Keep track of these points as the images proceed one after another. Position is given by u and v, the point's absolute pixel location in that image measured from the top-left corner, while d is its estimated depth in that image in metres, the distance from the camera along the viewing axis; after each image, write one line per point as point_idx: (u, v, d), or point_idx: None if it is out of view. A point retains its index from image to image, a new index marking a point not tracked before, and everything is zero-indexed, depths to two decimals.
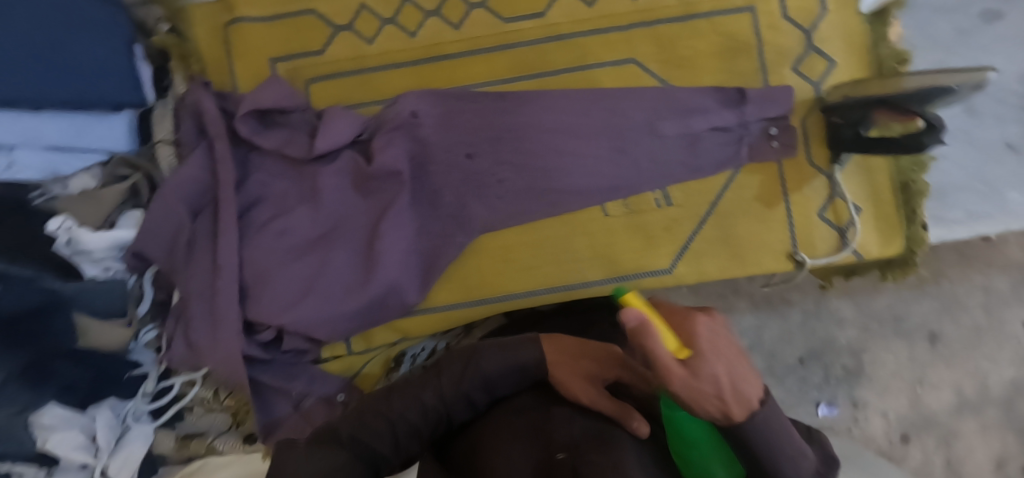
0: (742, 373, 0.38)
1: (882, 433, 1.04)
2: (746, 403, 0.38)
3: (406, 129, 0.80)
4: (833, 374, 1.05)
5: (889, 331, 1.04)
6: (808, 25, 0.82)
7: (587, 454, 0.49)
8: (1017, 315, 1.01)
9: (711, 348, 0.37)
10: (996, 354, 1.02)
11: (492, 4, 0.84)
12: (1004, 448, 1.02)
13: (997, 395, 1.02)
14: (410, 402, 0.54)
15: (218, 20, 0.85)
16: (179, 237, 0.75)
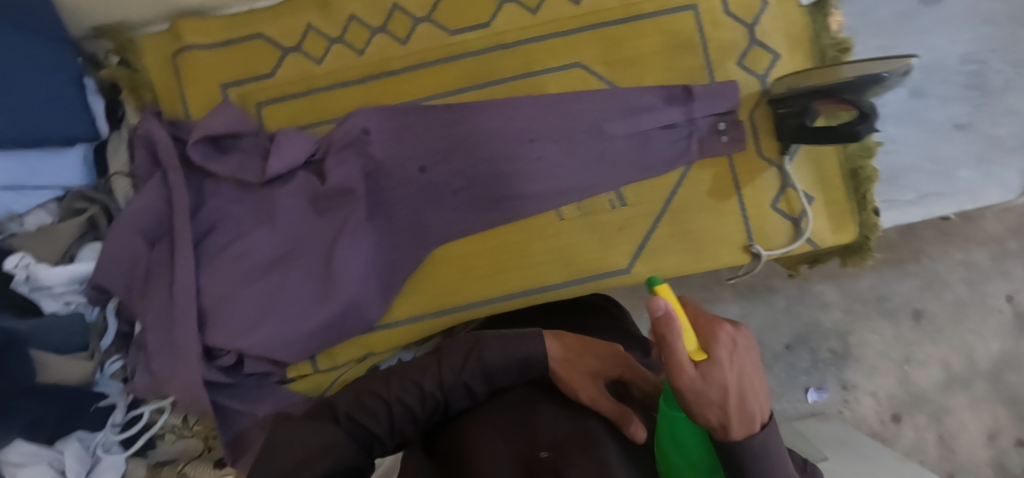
0: (750, 387, 0.42)
1: (873, 414, 1.11)
2: (747, 421, 0.42)
3: (357, 146, 0.80)
4: (821, 357, 1.12)
5: (873, 310, 1.12)
6: (750, 19, 0.83)
7: (570, 454, 0.47)
8: (999, 288, 1.10)
9: (727, 359, 0.41)
10: (981, 327, 1.11)
11: (437, 17, 0.84)
12: (994, 420, 1.10)
13: (984, 368, 1.11)
14: (409, 386, 0.54)
15: (167, 50, 0.85)
16: (136, 268, 0.76)
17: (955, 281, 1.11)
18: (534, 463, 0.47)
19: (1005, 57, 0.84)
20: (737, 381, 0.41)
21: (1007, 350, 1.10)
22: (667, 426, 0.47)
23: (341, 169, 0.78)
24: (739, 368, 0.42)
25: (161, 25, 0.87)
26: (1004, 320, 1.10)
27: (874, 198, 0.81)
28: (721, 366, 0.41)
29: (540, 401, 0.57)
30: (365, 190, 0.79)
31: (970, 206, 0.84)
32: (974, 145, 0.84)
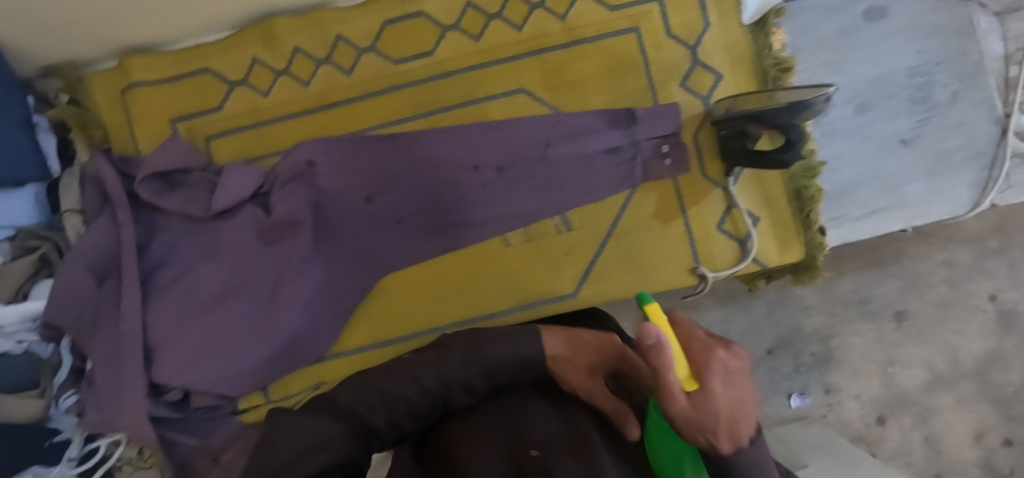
0: (742, 410, 0.40)
1: (858, 417, 1.02)
2: (736, 438, 0.39)
3: (303, 178, 0.80)
4: (803, 361, 1.03)
5: (853, 313, 1.02)
6: (692, 41, 0.84)
7: (563, 455, 0.45)
8: (982, 288, 0.99)
9: (719, 383, 0.39)
10: (965, 327, 1.01)
11: (380, 47, 0.85)
12: (982, 420, 1.00)
13: (970, 367, 1.01)
14: (409, 381, 0.52)
15: (115, 87, 0.86)
16: (85, 306, 0.77)
17: (937, 281, 1.01)
18: (525, 463, 0.45)
19: (952, 69, 0.84)
20: (728, 404, 0.39)
21: (991, 349, 1.00)
22: (655, 429, 0.46)
23: (285, 201, 0.79)
24: (734, 393, 0.40)
25: (110, 61, 0.87)
26: (986, 320, 1.00)
27: (819, 217, 0.81)
28: (714, 392, 0.39)
29: (532, 399, 0.55)
30: (311, 222, 0.79)
31: (919, 221, 0.84)
32: (921, 160, 0.83)
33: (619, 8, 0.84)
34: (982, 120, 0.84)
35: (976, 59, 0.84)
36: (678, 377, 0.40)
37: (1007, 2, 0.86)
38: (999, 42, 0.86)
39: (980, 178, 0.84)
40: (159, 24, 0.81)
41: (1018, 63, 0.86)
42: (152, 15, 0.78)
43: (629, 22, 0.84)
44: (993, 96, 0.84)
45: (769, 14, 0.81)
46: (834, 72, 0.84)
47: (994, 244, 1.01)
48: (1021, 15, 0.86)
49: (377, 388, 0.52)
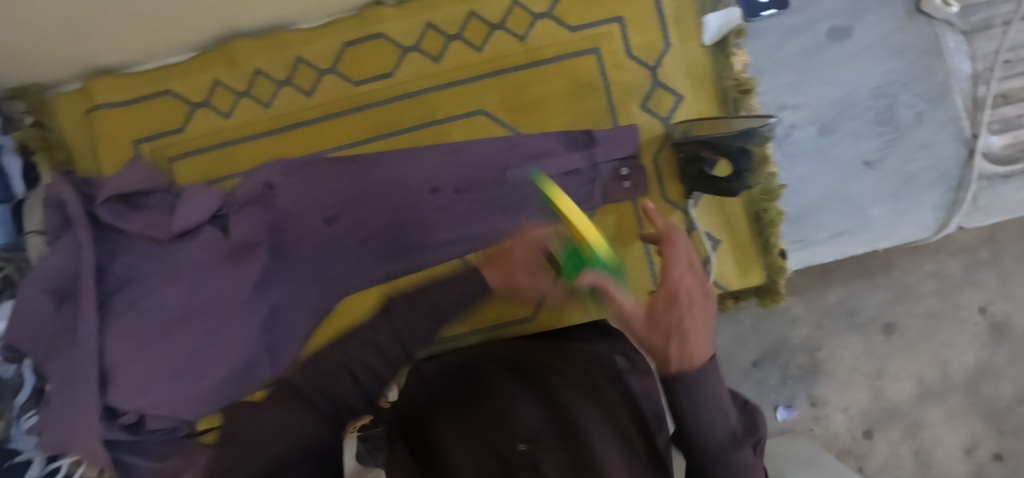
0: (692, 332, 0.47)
1: (845, 430, 0.95)
2: (690, 359, 0.47)
3: (261, 201, 0.79)
4: (790, 374, 0.95)
5: (843, 325, 0.94)
6: (652, 61, 0.83)
7: (551, 452, 0.48)
8: (972, 300, 0.92)
9: (680, 303, 0.48)
10: (955, 340, 0.93)
11: (341, 68, 0.85)
12: (973, 434, 0.93)
13: (959, 380, 0.93)
14: (367, 345, 0.46)
15: (80, 109, 0.87)
16: (44, 329, 0.79)
17: (925, 293, 0.93)
18: (513, 455, 0.48)
19: (917, 91, 0.83)
20: (679, 331, 0.47)
21: (981, 361, 0.93)
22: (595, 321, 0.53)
23: (242, 223, 0.79)
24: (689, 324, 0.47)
25: (75, 84, 0.87)
26: (977, 333, 0.93)
27: (780, 240, 0.80)
28: (661, 313, 0.48)
29: (517, 392, 0.56)
30: (269, 243, 0.80)
31: (883, 244, 0.83)
32: (885, 182, 0.83)
33: (580, 28, 0.83)
34: (948, 141, 0.83)
35: (942, 79, 0.83)
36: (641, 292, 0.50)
37: (977, 21, 0.83)
38: (967, 61, 0.83)
39: (946, 200, 0.83)
40: (121, 49, 0.81)
41: (986, 83, 0.83)
42: (113, 41, 0.79)
43: (590, 42, 0.83)
44: (959, 117, 0.83)
45: (730, 34, 0.80)
46: (797, 94, 0.83)
47: (984, 255, 0.93)
48: (989, 34, 0.83)
49: (332, 366, 0.45)
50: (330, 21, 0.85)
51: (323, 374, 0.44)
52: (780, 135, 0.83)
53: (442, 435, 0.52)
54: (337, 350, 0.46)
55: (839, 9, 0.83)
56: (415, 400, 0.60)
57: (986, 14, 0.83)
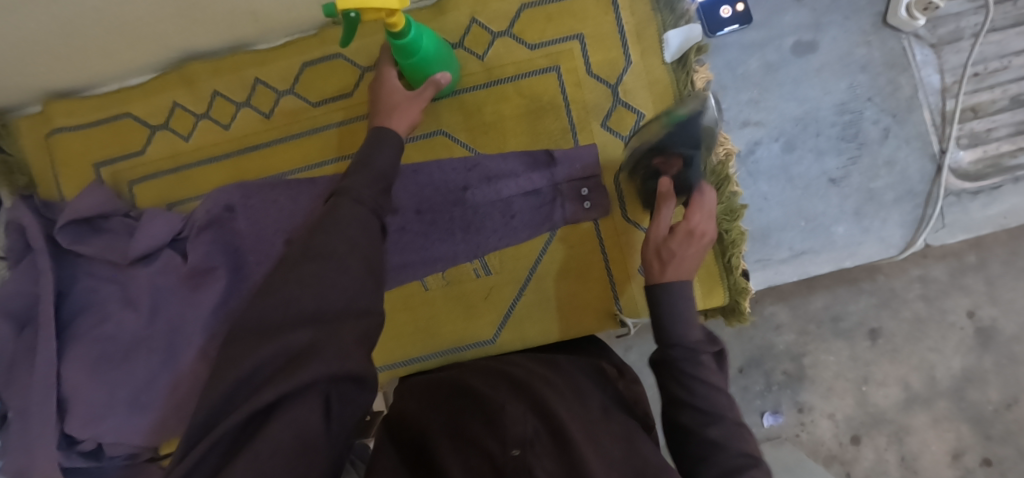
0: (687, 264, 0.64)
1: (830, 436, 0.93)
2: (677, 271, 0.63)
3: (219, 224, 0.80)
4: (776, 380, 0.94)
5: (827, 332, 0.93)
6: (613, 79, 0.81)
7: (545, 457, 0.44)
8: (958, 304, 0.91)
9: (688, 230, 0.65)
10: (941, 344, 0.92)
11: (299, 89, 0.84)
12: (960, 439, 0.92)
13: (946, 386, 0.92)
14: (314, 285, 0.54)
15: (40, 133, 0.87)
16: (2, 354, 0.77)
17: (911, 298, 0.92)
18: (506, 463, 0.44)
19: (882, 105, 0.81)
20: (680, 255, 0.64)
21: (968, 367, 0.91)
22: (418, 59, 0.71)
23: (198, 248, 0.78)
24: (691, 255, 0.64)
25: (36, 106, 0.88)
26: (964, 337, 0.91)
27: (742, 260, 0.79)
28: (681, 235, 0.65)
29: (509, 401, 0.52)
30: (227, 267, 0.79)
31: (848, 263, 0.81)
32: (850, 200, 0.81)
33: (540, 45, 0.82)
34: (914, 158, 0.81)
35: (909, 93, 0.81)
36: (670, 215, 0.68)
37: (945, 34, 0.81)
38: (936, 74, 0.82)
39: (914, 217, 0.81)
40: (78, 72, 0.81)
41: (955, 97, 0.81)
42: (69, 65, 0.79)
43: (550, 60, 0.82)
44: (927, 131, 0.81)
45: (690, 50, 0.79)
46: (759, 110, 0.82)
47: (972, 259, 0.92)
48: (958, 47, 0.81)
49: (303, 293, 0.53)
50: (287, 42, 0.84)
51: (299, 302, 0.52)
52: (743, 153, 0.82)
53: (435, 450, 0.49)
54: (297, 266, 0.54)
55: (802, 22, 0.81)
56: (413, 414, 0.58)
57: (955, 26, 0.81)
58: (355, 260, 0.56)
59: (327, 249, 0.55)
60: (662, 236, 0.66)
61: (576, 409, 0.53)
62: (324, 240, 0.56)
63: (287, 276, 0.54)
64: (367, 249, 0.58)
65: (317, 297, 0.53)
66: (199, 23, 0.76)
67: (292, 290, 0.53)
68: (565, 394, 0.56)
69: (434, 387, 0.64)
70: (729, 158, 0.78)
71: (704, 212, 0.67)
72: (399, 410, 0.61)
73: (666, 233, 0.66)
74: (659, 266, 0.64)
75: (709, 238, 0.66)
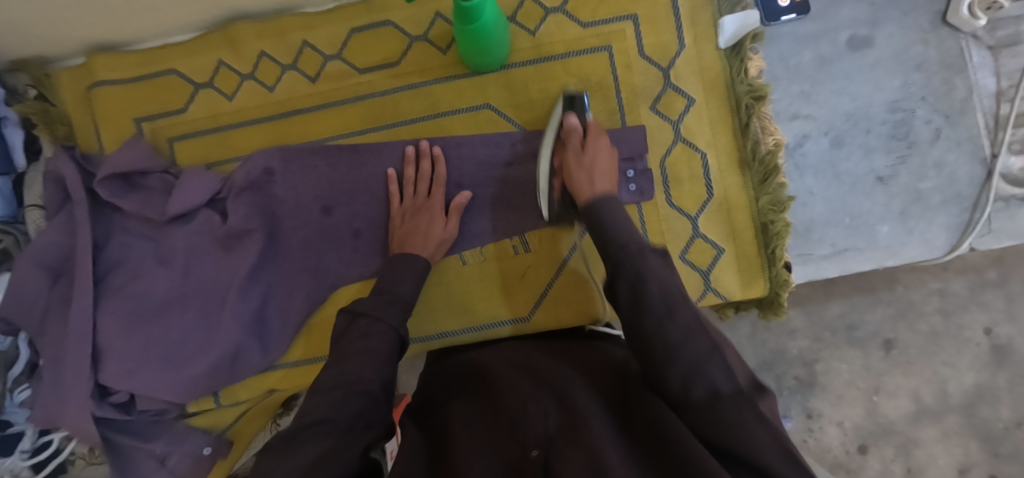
0: (603, 168, 0.70)
1: (838, 444, 0.93)
2: (603, 179, 0.68)
3: (258, 187, 0.79)
4: (786, 384, 0.93)
5: (842, 340, 0.92)
6: (665, 62, 0.81)
7: (565, 451, 0.43)
8: (976, 320, 0.90)
9: (595, 148, 0.72)
10: (956, 359, 0.91)
11: (346, 55, 0.84)
12: (967, 456, 0.91)
13: (958, 401, 0.91)
14: (361, 363, 0.59)
15: (83, 85, 0.87)
16: (36, 303, 0.77)
17: (929, 311, 0.91)
18: (525, 464, 0.44)
19: (935, 105, 0.81)
20: (596, 163, 0.70)
21: (981, 383, 0.91)
22: (478, 27, 0.70)
23: (237, 210, 0.77)
24: (604, 162, 0.71)
25: (80, 59, 0.87)
26: (981, 354, 0.91)
27: (785, 253, 0.79)
28: (592, 150, 0.72)
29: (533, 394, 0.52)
30: (264, 231, 0.79)
31: (889, 262, 0.81)
32: (896, 200, 0.81)
33: (592, 24, 0.81)
34: (963, 161, 0.80)
35: (963, 95, 0.80)
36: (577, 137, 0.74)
37: (1003, 36, 0.81)
38: (991, 77, 0.81)
39: (959, 221, 0.80)
40: (125, 27, 0.81)
41: (1010, 101, 0.80)
42: (120, 20, 0.78)
43: (601, 40, 0.81)
44: (979, 135, 0.80)
45: (745, 37, 0.78)
46: (811, 103, 0.81)
47: (992, 276, 0.91)
48: (1015, 51, 0.81)
49: (327, 399, 0.55)
50: (336, 7, 0.84)
51: (320, 404, 0.55)
52: (791, 145, 0.82)
53: (456, 439, 0.50)
54: (348, 355, 0.59)
55: (859, 17, 0.81)
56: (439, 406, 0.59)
57: (1014, 29, 0.81)
58: (380, 364, 0.59)
59: (351, 365, 0.58)
60: (577, 156, 0.72)
61: (599, 400, 0.52)
62: (345, 342, 0.62)
63: (320, 377, 0.59)
64: (388, 363, 0.61)
65: (339, 403, 0.55)
66: None
67: (319, 395, 0.56)
68: (588, 385, 0.54)
69: (460, 380, 0.64)
70: (777, 148, 0.78)
71: (601, 133, 0.74)
72: (430, 400, 0.62)
73: (580, 153, 0.72)
74: (586, 179, 0.69)
75: (614, 150, 0.74)
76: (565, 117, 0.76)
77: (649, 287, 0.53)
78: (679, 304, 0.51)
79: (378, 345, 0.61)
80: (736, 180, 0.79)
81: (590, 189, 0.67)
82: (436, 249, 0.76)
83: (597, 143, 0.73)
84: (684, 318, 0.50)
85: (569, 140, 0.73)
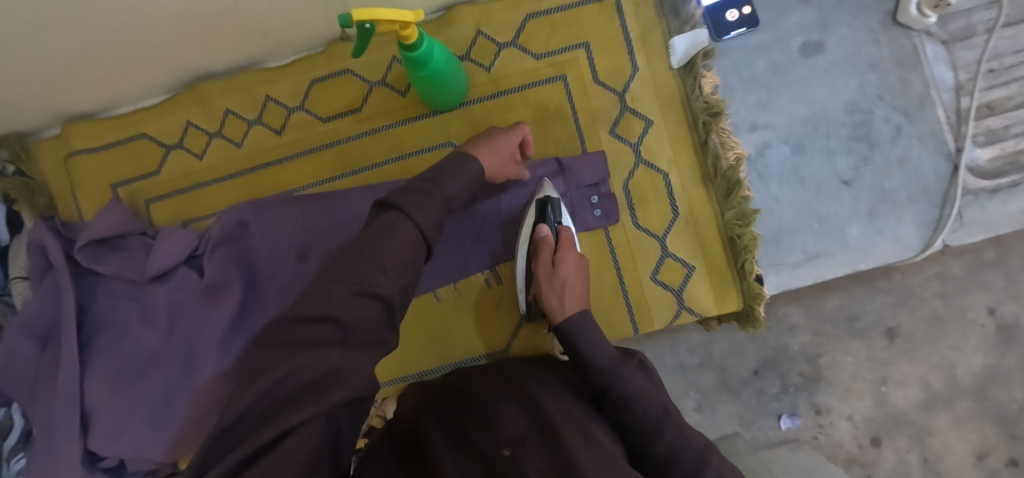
0: (574, 287, 0.72)
1: (852, 439, 0.86)
2: (575, 299, 0.71)
3: (234, 241, 0.80)
4: (791, 381, 0.86)
5: (842, 331, 0.85)
6: (620, 86, 0.81)
7: (533, 453, 0.47)
8: (979, 299, 0.83)
9: (564, 263, 0.73)
10: (963, 343, 0.84)
11: (309, 105, 0.86)
12: (985, 440, 0.84)
13: (969, 385, 0.84)
14: (376, 262, 0.54)
15: (60, 154, 0.89)
16: (25, 372, 0.79)
17: (929, 295, 0.84)
18: (497, 461, 0.47)
19: (894, 104, 0.81)
20: (567, 283, 0.72)
21: (991, 364, 0.83)
22: (431, 71, 0.71)
23: (213, 264, 0.79)
24: (575, 280, 0.72)
25: (56, 129, 0.90)
26: (987, 334, 0.83)
27: (755, 264, 0.79)
28: (563, 270, 0.72)
29: (502, 401, 0.56)
30: (241, 283, 0.80)
31: (864, 265, 0.81)
32: (863, 201, 0.81)
33: (546, 55, 0.82)
34: (928, 157, 0.80)
35: (921, 91, 0.80)
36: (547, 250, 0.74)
37: (956, 30, 0.81)
38: (948, 71, 0.81)
39: (929, 217, 0.80)
40: (95, 96, 0.83)
41: (969, 94, 0.80)
42: (87, 90, 0.81)
43: (556, 69, 0.82)
44: (941, 130, 0.80)
45: (697, 55, 0.79)
46: (769, 112, 0.82)
47: (991, 254, 0.83)
48: (970, 43, 0.81)
49: (342, 351, 0.49)
50: (297, 59, 0.85)
51: (334, 354, 0.48)
52: (753, 156, 0.82)
53: (431, 444, 0.52)
54: (358, 250, 0.55)
55: (809, 23, 0.81)
56: (409, 412, 0.61)
57: (967, 22, 0.81)
58: (395, 274, 0.55)
59: (364, 263, 0.54)
60: (547, 275, 0.73)
61: (567, 409, 0.57)
62: (370, 253, 0.54)
63: (325, 302, 0.51)
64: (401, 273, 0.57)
65: (357, 363, 0.49)
66: (213, 42, 0.77)
67: (329, 347, 0.49)
68: (557, 395, 0.59)
69: (434, 385, 0.66)
70: (738, 162, 0.78)
71: (572, 246, 0.74)
72: (402, 408, 0.64)
73: (551, 270, 0.72)
74: (558, 301, 0.71)
75: (584, 262, 0.75)
76: (537, 227, 0.76)
77: (604, 353, 0.64)
78: (633, 371, 0.61)
79: (405, 264, 0.56)
80: (701, 196, 0.80)
81: (562, 313, 0.70)
82: (503, 167, 0.74)
83: (568, 260, 0.73)
84: (639, 382, 0.60)
85: (540, 254, 0.74)
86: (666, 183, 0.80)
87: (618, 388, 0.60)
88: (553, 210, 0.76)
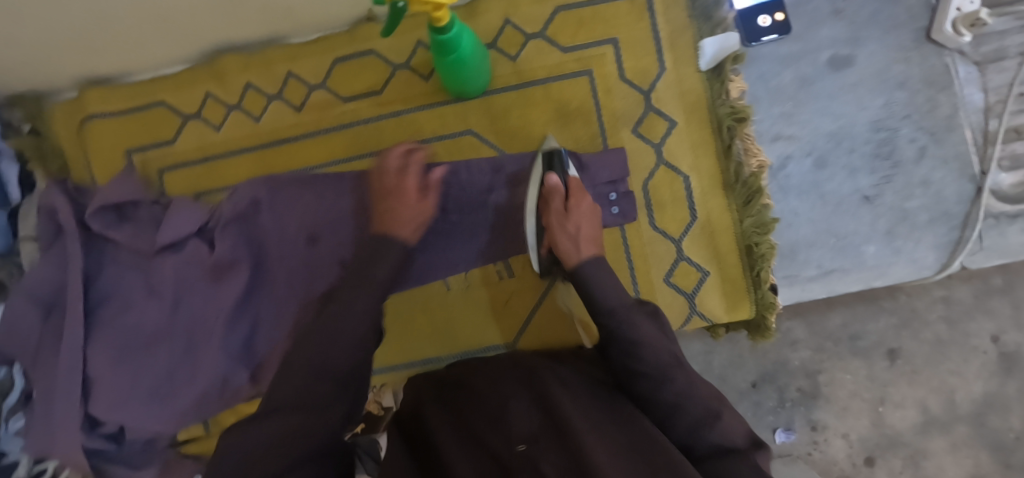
0: (588, 231, 0.69)
1: (844, 457, 0.85)
2: (589, 244, 0.68)
3: (246, 220, 0.79)
4: (790, 396, 0.85)
5: (844, 350, 0.84)
6: (645, 85, 0.81)
7: (550, 451, 0.47)
8: (983, 327, 0.82)
9: (575, 208, 0.70)
10: (964, 369, 0.83)
11: (331, 84, 0.85)
12: (978, 467, 0.83)
13: (967, 411, 0.83)
14: (334, 336, 0.53)
15: (75, 118, 0.89)
16: (30, 337, 0.78)
17: (933, 319, 0.83)
18: (512, 458, 0.48)
19: (920, 123, 0.80)
20: (580, 226, 0.69)
21: (990, 392, 0.83)
22: (457, 57, 0.70)
23: (223, 242, 0.77)
24: (588, 224, 0.70)
25: (73, 92, 0.89)
26: (988, 362, 0.83)
27: (770, 274, 0.78)
28: (575, 213, 0.70)
29: (513, 396, 0.54)
30: (249, 262, 0.78)
31: (877, 282, 0.81)
32: (882, 219, 0.80)
33: (573, 49, 0.81)
34: (951, 179, 0.79)
35: (949, 112, 0.80)
36: (557, 197, 0.71)
37: (989, 52, 0.80)
38: (978, 92, 0.80)
39: (948, 239, 0.79)
40: (116, 63, 0.82)
41: (998, 116, 0.80)
42: (109, 57, 0.80)
43: (581, 64, 0.81)
44: (967, 151, 0.79)
45: (726, 59, 0.78)
46: (793, 124, 0.81)
47: (999, 281, 0.83)
48: (1002, 66, 0.80)
49: (298, 418, 0.49)
50: (321, 37, 0.85)
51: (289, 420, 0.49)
52: (774, 167, 0.81)
53: (443, 437, 0.53)
54: (315, 326, 0.54)
55: (840, 36, 0.81)
56: (408, 408, 0.62)
57: (999, 44, 0.80)
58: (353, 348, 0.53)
59: (319, 340, 0.53)
60: (560, 220, 0.70)
61: (580, 398, 0.54)
62: (327, 332, 0.53)
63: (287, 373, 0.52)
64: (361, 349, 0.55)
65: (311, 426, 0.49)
66: (237, 16, 0.76)
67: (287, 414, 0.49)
68: (567, 382, 0.57)
69: (434, 382, 0.65)
70: (760, 171, 0.77)
71: (582, 191, 0.73)
72: (402, 404, 0.64)
73: (564, 215, 0.70)
74: (572, 244, 0.68)
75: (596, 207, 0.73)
76: (545, 176, 0.73)
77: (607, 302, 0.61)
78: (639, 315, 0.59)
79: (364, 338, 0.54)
80: (720, 203, 0.79)
81: (577, 255, 0.67)
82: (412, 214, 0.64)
83: (580, 205, 0.71)
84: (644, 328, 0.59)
85: (551, 203, 0.71)
86: (685, 186, 0.80)
87: (627, 343, 0.58)
88: (560, 159, 0.75)
